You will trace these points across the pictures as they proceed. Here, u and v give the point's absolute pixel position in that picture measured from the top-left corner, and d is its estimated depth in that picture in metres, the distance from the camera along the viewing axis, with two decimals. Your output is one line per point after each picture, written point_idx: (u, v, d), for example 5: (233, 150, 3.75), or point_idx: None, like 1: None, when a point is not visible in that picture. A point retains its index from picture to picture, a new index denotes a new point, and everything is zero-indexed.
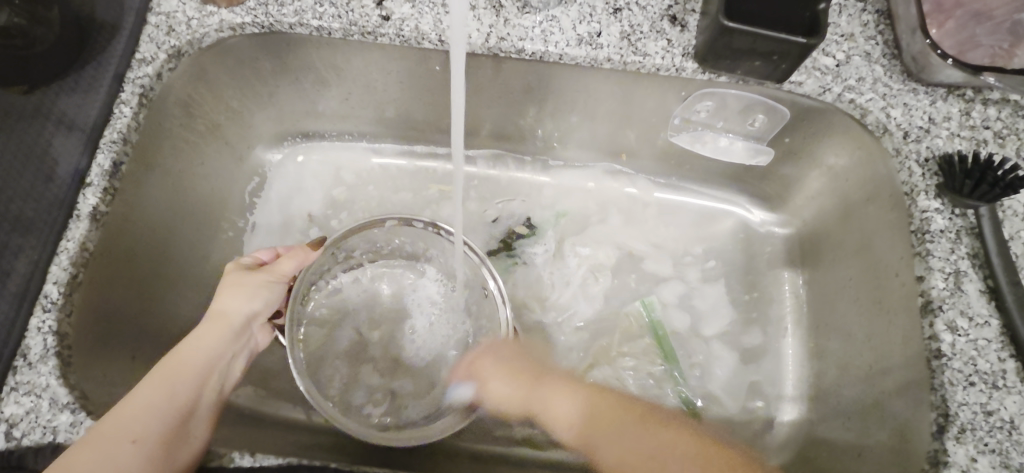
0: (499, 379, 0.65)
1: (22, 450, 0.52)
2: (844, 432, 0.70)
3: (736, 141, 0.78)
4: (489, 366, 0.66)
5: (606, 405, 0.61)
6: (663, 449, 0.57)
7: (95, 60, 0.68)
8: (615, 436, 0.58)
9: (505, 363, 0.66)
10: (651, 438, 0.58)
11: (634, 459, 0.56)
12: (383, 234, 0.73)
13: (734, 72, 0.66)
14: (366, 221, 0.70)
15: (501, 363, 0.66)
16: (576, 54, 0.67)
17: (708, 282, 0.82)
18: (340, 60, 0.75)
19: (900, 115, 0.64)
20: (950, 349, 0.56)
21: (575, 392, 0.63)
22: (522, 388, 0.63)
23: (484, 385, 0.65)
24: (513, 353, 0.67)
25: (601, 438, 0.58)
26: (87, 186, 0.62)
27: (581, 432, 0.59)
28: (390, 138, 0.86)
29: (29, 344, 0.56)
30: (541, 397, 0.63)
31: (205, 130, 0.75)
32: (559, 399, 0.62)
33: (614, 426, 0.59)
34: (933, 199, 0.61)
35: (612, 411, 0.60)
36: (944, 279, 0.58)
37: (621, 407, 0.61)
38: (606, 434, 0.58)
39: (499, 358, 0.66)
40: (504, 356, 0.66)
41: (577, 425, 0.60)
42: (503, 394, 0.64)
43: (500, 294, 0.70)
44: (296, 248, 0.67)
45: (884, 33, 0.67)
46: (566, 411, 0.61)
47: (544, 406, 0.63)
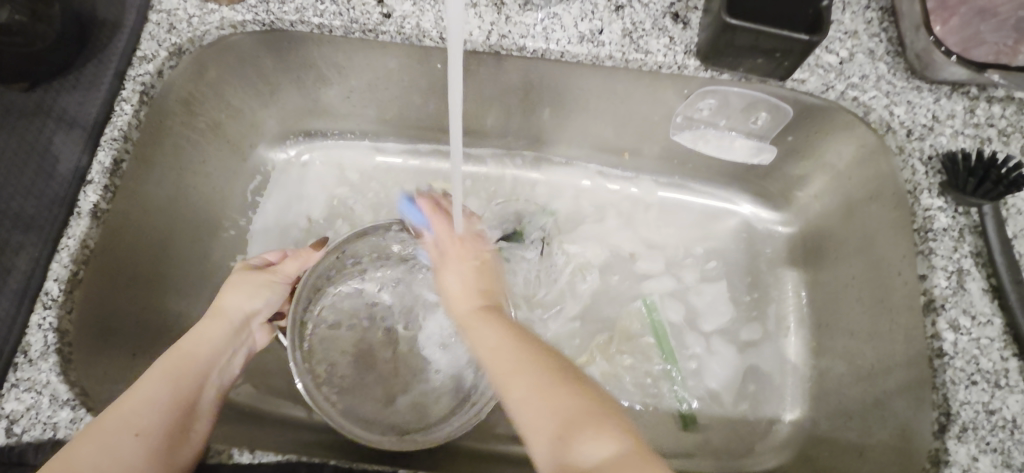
0: (455, 282, 0.60)
1: (22, 446, 0.52)
2: (846, 432, 0.69)
3: (738, 139, 0.78)
4: (455, 267, 0.61)
5: (530, 342, 0.53)
6: (578, 418, 0.45)
7: (96, 58, 0.68)
8: (524, 371, 0.49)
9: (472, 270, 0.61)
10: (564, 402, 0.46)
11: (536, 405, 0.47)
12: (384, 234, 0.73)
13: (736, 69, 0.66)
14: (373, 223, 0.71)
15: (467, 269, 0.61)
16: (578, 51, 0.67)
17: (710, 281, 0.82)
18: (341, 58, 0.74)
19: (903, 113, 0.64)
20: (952, 347, 0.56)
21: (509, 321, 0.56)
22: (469, 301, 0.59)
23: (446, 275, 0.61)
24: (485, 264, 0.63)
25: (512, 353, 0.51)
26: (88, 184, 0.62)
27: (498, 353, 0.52)
28: (392, 136, 0.86)
29: (29, 341, 0.56)
30: (475, 317, 0.57)
31: (206, 128, 0.75)
32: (488, 323, 0.55)
33: (529, 359, 0.51)
34: (936, 197, 0.61)
35: (533, 343, 0.53)
36: (947, 277, 0.58)
37: (553, 366, 0.50)
38: (517, 358, 0.50)
39: (468, 260, 0.62)
40: (473, 262, 0.62)
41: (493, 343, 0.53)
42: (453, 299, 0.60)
43: None
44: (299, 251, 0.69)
45: (887, 31, 0.67)
46: (491, 334, 0.54)
47: (478, 317, 0.57)
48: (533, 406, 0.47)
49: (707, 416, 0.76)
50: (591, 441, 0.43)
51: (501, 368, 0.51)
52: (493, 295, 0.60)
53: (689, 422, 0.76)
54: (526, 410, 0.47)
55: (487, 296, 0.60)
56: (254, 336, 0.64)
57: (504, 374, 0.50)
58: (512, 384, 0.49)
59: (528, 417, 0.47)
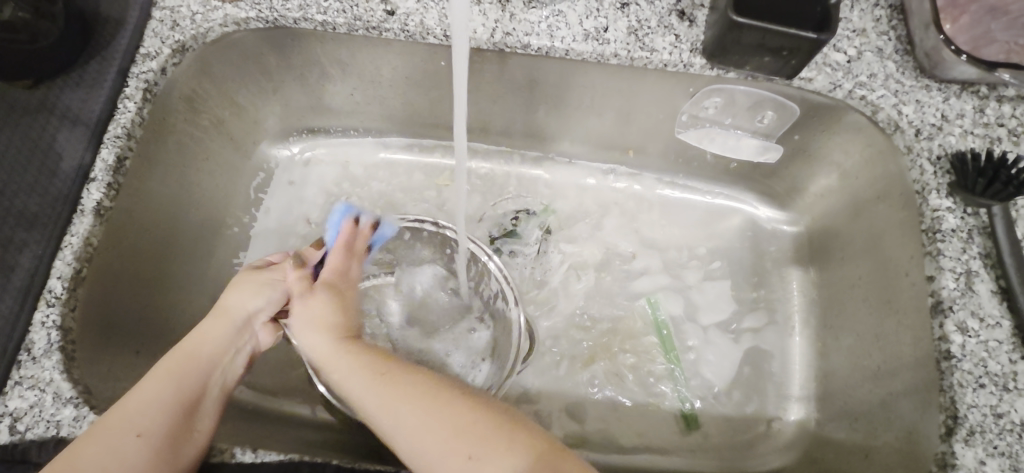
0: (311, 323, 0.58)
1: (25, 444, 0.52)
2: (852, 433, 0.69)
3: (744, 137, 0.77)
4: (314, 306, 0.60)
5: (393, 369, 0.52)
6: (460, 435, 0.45)
7: (100, 56, 0.68)
8: (398, 402, 0.48)
9: (327, 309, 0.60)
10: (442, 422, 0.46)
11: (417, 435, 0.46)
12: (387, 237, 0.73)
13: (742, 68, 0.65)
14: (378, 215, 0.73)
15: (323, 307, 0.60)
16: (583, 49, 0.67)
17: (714, 280, 0.82)
18: (345, 55, 0.74)
19: (912, 112, 0.63)
20: (960, 350, 0.55)
21: (373, 351, 0.55)
22: (327, 338, 0.57)
23: (303, 312, 0.59)
24: (343, 300, 0.62)
25: (381, 388, 0.50)
26: (91, 182, 0.61)
27: (369, 392, 0.50)
28: (395, 133, 0.86)
29: (33, 339, 0.55)
30: (337, 356, 0.55)
31: (209, 125, 0.75)
32: (351, 359, 0.54)
33: (400, 386, 0.49)
34: (945, 198, 0.60)
35: (396, 369, 0.52)
36: (955, 279, 0.57)
37: (426, 385, 0.49)
38: (390, 388, 0.49)
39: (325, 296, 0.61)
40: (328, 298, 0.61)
41: (360, 383, 0.51)
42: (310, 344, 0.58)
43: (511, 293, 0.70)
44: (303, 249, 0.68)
45: (896, 29, 0.66)
46: (353, 372, 0.52)
47: (338, 356, 0.55)
48: (414, 436, 0.46)
49: (711, 416, 0.76)
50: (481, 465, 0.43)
51: (376, 404, 0.49)
52: (350, 327, 0.59)
53: (693, 422, 0.76)
54: (410, 439, 0.46)
55: (347, 329, 0.58)
56: (259, 336, 0.64)
57: (380, 410, 0.49)
58: (391, 417, 0.48)
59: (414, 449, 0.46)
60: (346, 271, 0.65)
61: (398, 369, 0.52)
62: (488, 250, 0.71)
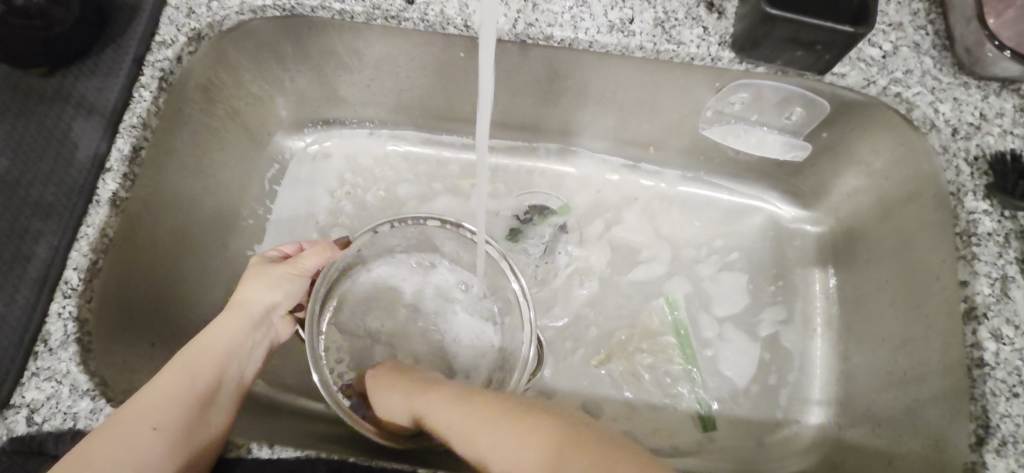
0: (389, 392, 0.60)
1: (42, 435, 0.51)
2: (875, 439, 0.68)
3: (770, 134, 0.75)
4: (388, 382, 0.61)
5: (475, 398, 0.52)
6: (543, 446, 0.44)
7: (115, 42, 0.67)
8: (483, 425, 0.48)
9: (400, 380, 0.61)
10: (525, 436, 0.45)
11: (505, 454, 0.45)
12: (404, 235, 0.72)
13: (773, 62, 0.63)
14: (399, 218, 0.69)
15: (395, 379, 0.61)
16: (607, 41, 0.65)
17: (734, 280, 0.80)
18: (361, 45, 0.72)
19: (949, 110, 0.61)
20: (993, 358, 0.53)
21: (449, 390, 0.56)
22: (409, 390, 0.58)
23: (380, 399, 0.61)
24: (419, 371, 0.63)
25: (468, 419, 0.50)
26: (106, 172, 0.61)
27: (459, 423, 0.50)
28: (411, 126, 0.84)
29: (49, 330, 0.55)
30: (420, 402, 0.56)
31: (224, 115, 0.74)
32: (435, 398, 0.55)
33: (485, 410, 0.50)
34: (982, 200, 0.58)
35: (481, 398, 0.52)
36: (991, 284, 0.55)
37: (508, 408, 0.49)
38: (475, 416, 0.49)
39: (398, 373, 0.62)
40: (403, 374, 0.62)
41: (448, 416, 0.52)
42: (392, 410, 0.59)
43: (525, 297, 0.68)
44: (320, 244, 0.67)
45: (934, 23, 0.64)
46: (442, 407, 0.53)
47: (421, 407, 0.55)
48: (505, 455, 0.45)
49: (729, 418, 0.75)
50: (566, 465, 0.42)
51: (463, 431, 0.49)
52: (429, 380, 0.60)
53: (710, 424, 0.74)
54: (499, 456, 0.45)
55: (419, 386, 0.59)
56: (274, 328, 0.64)
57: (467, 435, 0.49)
58: (479, 440, 0.47)
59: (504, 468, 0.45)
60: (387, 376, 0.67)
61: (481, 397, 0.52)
62: (510, 262, 0.69)
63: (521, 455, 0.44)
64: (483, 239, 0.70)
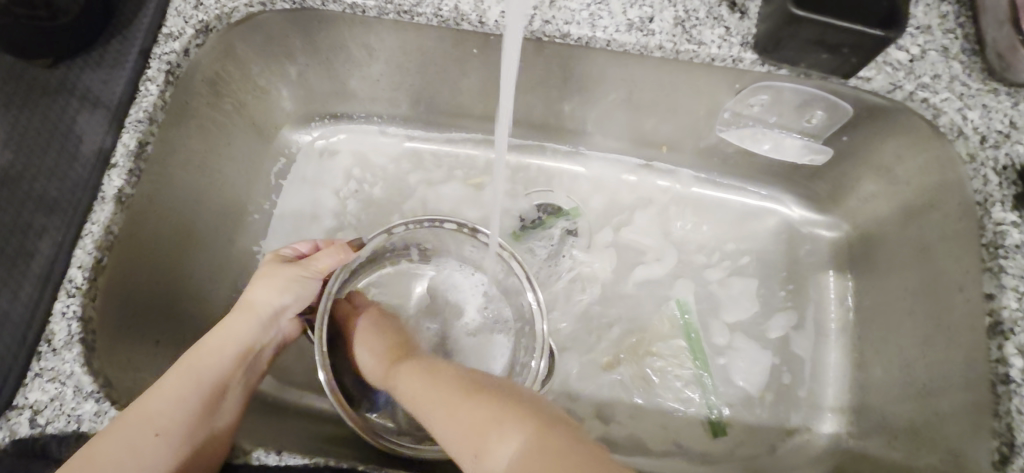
0: (365, 345, 0.65)
1: (46, 438, 0.50)
2: (891, 451, 0.66)
3: (789, 138, 0.74)
4: (367, 332, 0.66)
5: (440, 371, 0.56)
6: (484, 422, 0.47)
7: (121, 34, 0.66)
8: (438, 398, 0.52)
9: (379, 331, 0.66)
10: (463, 414, 0.49)
11: (451, 426, 0.49)
12: (420, 236, 0.70)
13: (796, 65, 0.61)
14: (413, 220, 0.67)
15: (375, 332, 0.65)
16: (626, 40, 0.63)
17: (746, 285, 0.79)
18: (372, 39, 0.71)
19: (977, 117, 0.59)
20: (1020, 375, 0.51)
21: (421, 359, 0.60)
22: (385, 351, 0.63)
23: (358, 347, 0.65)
24: (398, 328, 0.67)
25: (428, 388, 0.54)
26: (112, 167, 0.59)
27: (419, 391, 0.55)
28: (421, 122, 0.83)
29: (53, 330, 0.54)
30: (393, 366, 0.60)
31: (231, 110, 0.73)
32: (406, 366, 0.59)
33: (444, 383, 0.54)
34: (1010, 211, 0.56)
35: (445, 372, 0.56)
36: (1019, 299, 0.53)
37: (465, 384, 0.53)
38: (435, 389, 0.53)
39: (379, 324, 0.66)
40: (382, 327, 0.66)
41: (413, 384, 0.56)
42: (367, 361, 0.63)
43: (539, 307, 0.66)
44: (335, 246, 0.65)
45: (963, 27, 0.62)
46: (410, 375, 0.57)
47: (392, 370, 0.60)
48: (451, 426, 0.49)
49: (740, 425, 0.74)
50: (500, 441, 0.45)
51: (422, 402, 0.54)
52: (406, 343, 0.64)
53: (722, 431, 0.73)
54: (447, 428, 0.49)
55: (396, 345, 0.64)
56: (283, 327, 0.63)
57: (424, 404, 0.53)
58: (433, 411, 0.51)
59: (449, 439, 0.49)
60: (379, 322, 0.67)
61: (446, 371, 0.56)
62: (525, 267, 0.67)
63: (457, 433, 0.49)
64: (496, 242, 0.68)
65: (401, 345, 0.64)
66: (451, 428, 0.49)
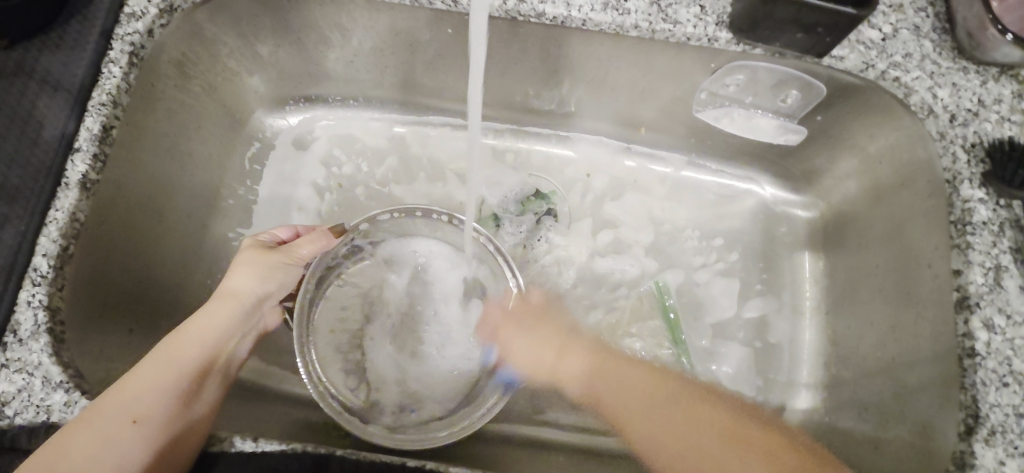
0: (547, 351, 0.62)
1: (14, 430, 0.49)
2: (861, 423, 0.68)
3: (766, 118, 0.74)
4: (515, 328, 0.64)
5: (637, 383, 0.59)
6: (721, 449, 0.53)
7: (81, 14, 0.64)
8: (658, 417, 0.55)
9: (537, 335, 0.64)
10: (670, 415, 0.56)
11: (675, 454, 0.53)
12: (401, 227, 0.70)
13: (772, 44, 0.61)
14: (401, 209, 0.68)
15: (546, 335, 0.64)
16: (601, 19, 0.62)
17: (728, 285, 0.79)
18: (346, 20, 0.69)
19: (947, 96, 0.60)
20: (985, 348, 0.53)
21: (612, 359, 0.61)
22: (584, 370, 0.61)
23: (516, 350, 0.63)
24: (559, 329, 0.65)
25: (653, 416, 0.56)
26: (75, 152, 0.58)
27: (627, 409, 0.57)
28: (397, 104, 0.81)
29: (19, 320, 0.53)
30: (581, 376, 0.61)
31: (201, 92, 0.71)
32: (600, 372, 0.60)
33: (657, 397, 0.57)
34: (978, 189, 0.57)
35: (649, 385, 0.59)
36: (984, 274, 0.55)
37: (679, 396, 0.57)
38: (630, 392, 0.58)
39: (536, 326, 0.64)
40: (538, 318, 0.65)
41: (614, 399, 0.58)
42: (541, 362, 0.62)
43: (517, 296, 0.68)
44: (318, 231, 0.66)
45: (934, 5, 0.63)
46: (604, 385, 0.59)
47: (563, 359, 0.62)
48: (673, 454, 0.53)
49: None
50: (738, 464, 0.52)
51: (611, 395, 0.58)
52: (580, 342, 0.64)
53: None
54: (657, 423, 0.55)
55: (570, 349, 0.63)
56: (264, 317, 0.63)
57: (634, 421, 0.56)
58: (646, 423, 0.55)
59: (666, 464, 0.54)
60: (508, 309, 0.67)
61: (650, 375, 0.60)
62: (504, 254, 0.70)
63: (671, 431, 0.54)
64: (474, 227, 0.69)
65: (580, 351, 0.63)
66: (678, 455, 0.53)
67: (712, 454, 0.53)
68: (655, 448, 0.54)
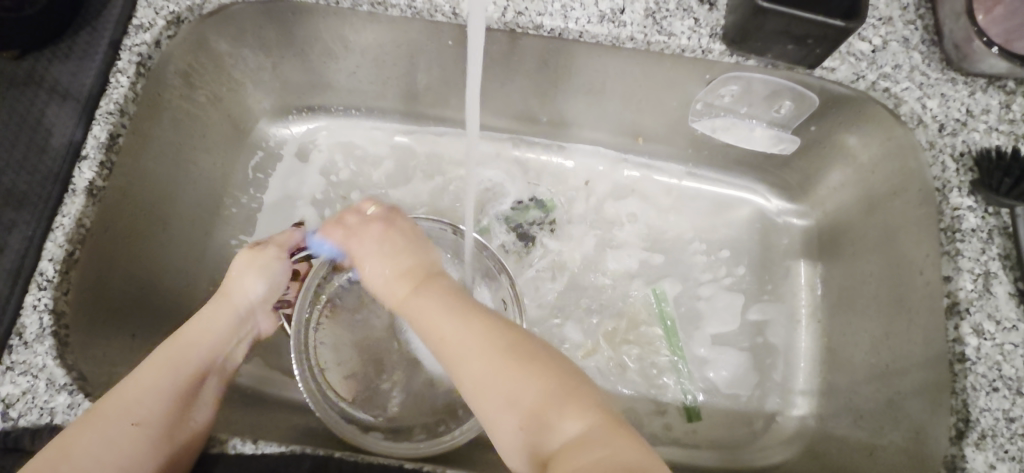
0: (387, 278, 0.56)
1: (18, 431, 0.50)
2: (857, 430, 0.68)
3: (760, 128, 0.75)
4: (369, 246, 0.57)
5: (467, 314, 0.50)
6: (545, 401, 0.45)
7: (90, 25, 0.65)
8: (477, 354, 0.48)
9: (380, 248, 0.57)
10: (511, 386, 0.46)
11: (485, 393, 0.47)
12: None
13: (764, 55, 0.63)
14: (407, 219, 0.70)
15: (389, 264, 0.56)
16: (598, 31, 0.64)
17: (731, 300, 0.79)
18: (348, 31, 0.71)
19: (936, 106, 0.61)
20: (975, 353, 0.54)
21: (451, 291, 0.53)
22: (427, 301, 0.52)
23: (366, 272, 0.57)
24: (417, 246, 0.57)
25: (475, 364, 0.47)
26: (83, 159, 0.59)
27: (450, 343, 0.49)
28: (399, 113, 0.83)
29: (24, 323, 0.54)
30: (412, 295, 0.54)
31: (205, 102, 0.72)
32: (428, 298, 0.53)
33: (470, 333, 0.49)
34: (967, 197, 0.58)
35: (476, 317, 0.50)
36: (974, 280, 0.56)
37: (512, 345, 0.48)
38: (451, 327, 0.50)
39: (388, 243, 0.57)
40: (383, 243, 0.57)
41: (440, 319, 0.50)
42: (384, 279, 0.56)
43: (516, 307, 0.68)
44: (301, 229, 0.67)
45: (923, 18, 0.64)
46: (432, 311, 0.51)
47: (409, 294, 0.54)
48: (488, 393, 0.46)
49: (712, 409, 0.75)
50: (561, 425, 0.44)
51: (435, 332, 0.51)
52: (430, 266, 0.56)
53: (695, 415, 0.75)
54: (471, 373, 0.47)
55: (417, 275, 0.55)
56: (259, 323, 0.64)
57: (455, 358, 0.49)
58: (468, 363, 0.48)
59: (478, 401, 0.47)
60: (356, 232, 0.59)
61: (489, 321, 0.50)
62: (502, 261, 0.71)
63: (501, 398, 0.46)
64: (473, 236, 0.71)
65: (426, 274, 0.55)
66: (491, 396, 0.46)
67: (526, 401, 0.45)
68: (468, 376, 0.48)
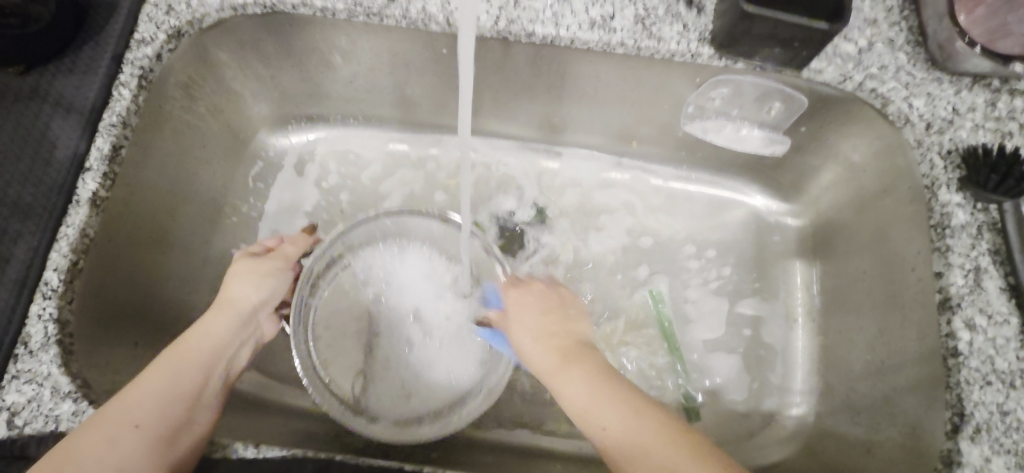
0: (542, 344, 0.59)
1: (24, 439, 0.51)
2: (853, 428, 0.69)
3: (751, 129, 0.76)
4: (528, 299, 0.64)
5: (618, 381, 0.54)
6: None
7: (93, 41, 0.67)
8: (638, 437, 0.48)
9: (538, 316, 0.62)
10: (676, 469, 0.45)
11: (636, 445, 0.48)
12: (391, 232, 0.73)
13: (752, 58, 0.64)
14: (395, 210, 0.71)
15: (544, 330, 0.61)
16: (589, 38, 0.65)
17: (717, 304, 0.80)
18: (344, 41, 0.72)
19: (923, 105, 0.62)
20: (967, 347, 0.55)
21: (601, 367, 0.56)
22: (581, 373, 0.55)
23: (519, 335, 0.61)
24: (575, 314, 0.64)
25: (637, 446, 0.48)
26: (86, 171, 0.60)
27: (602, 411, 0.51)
28: (397, 122, 0.84)
29: (29, 332, 0.55)
30: (562, 365, 0.56)
31: (206, 114, 0.74)
32: (581, 372, 0.55)
33: (633, 414, 0.50)
34: (955, 193, 0.59)
35: (623, 384, 0.54)
36: (964, 275, 0.57)
37: (671, 433, 0.48)
38: (610, 404, 0.51)
39: (550, 313, 0.62)
40: (544, 312, 0.63)
41: (596, 397, 0.52)
42: (535, 346, 0.60)
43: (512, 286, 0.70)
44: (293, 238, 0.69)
45: (908, 19, 0.65)
46: (583, 384, 0.54)
47: (560, 364, 0.56)
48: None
49: (709, 409, 0.76)
50: None
51: (593, 409, 0.52)
52: (582, 344, 0.59)
53: (693, 415, 0.75)
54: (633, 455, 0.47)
55: (570, 348, 0.58)
56: (260, 327, 0.65)
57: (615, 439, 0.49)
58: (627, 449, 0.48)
59: None
60: (520, 307, 0.64)
61: (647, 407, 0.51)
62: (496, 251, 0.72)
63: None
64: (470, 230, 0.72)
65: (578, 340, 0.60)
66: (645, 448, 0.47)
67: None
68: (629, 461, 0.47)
